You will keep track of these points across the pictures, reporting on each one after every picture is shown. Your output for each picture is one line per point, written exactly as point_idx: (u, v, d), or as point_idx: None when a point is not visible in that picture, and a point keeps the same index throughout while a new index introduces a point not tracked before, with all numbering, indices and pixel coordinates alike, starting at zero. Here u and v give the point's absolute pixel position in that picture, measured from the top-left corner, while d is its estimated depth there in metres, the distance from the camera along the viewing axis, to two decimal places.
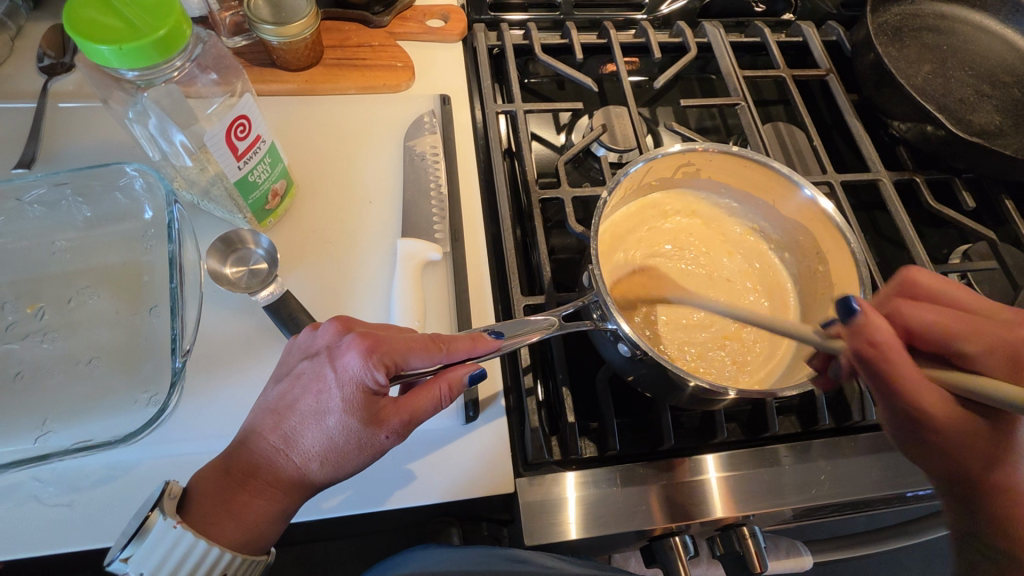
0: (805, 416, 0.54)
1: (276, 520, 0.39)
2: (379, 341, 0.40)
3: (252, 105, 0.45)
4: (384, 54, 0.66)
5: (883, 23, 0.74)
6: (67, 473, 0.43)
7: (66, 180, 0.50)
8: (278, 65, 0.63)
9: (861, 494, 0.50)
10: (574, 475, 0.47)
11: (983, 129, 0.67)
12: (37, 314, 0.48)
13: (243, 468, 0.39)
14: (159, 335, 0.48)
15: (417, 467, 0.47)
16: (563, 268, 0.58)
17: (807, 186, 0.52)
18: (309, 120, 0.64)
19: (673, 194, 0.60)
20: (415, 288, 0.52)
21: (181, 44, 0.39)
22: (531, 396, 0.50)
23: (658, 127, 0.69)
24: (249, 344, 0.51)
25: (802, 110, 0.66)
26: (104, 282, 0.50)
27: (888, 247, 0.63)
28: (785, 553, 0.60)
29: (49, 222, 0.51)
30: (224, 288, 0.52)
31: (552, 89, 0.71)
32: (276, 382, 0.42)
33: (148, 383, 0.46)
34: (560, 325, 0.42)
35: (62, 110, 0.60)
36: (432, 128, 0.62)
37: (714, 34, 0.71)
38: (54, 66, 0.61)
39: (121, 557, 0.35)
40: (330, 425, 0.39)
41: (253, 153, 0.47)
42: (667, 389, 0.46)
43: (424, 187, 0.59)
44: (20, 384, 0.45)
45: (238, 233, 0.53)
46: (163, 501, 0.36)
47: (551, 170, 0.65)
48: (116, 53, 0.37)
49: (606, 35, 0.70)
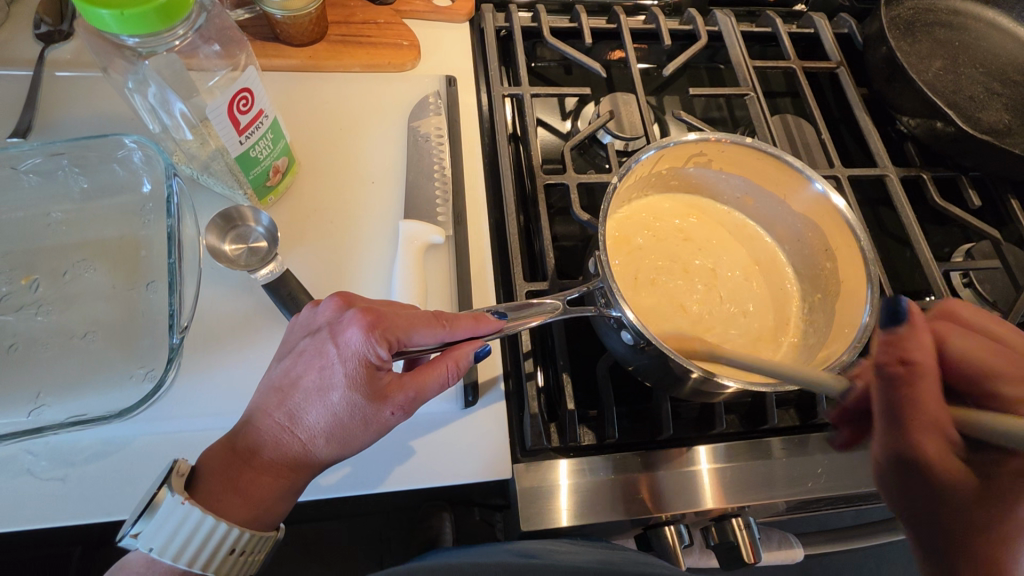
0: (803, 408, 0.54)
1: (283, 496, 0.39)
2: (382, 316, 0.39)
3: (255, 78, 0.44)
4: (389, 32, 0.65)
5: (897, 16, 0.73)
6: (62, 448, 0.43)
7: (63, 150, 0.49)
8: (282, 40, 0.62)
9: (856, 489, 0.50)
10: (568, 463, 0.47)
11: (992, 127, 0.67)
12: (32, 286, 0.47)
13: (246, 446, 0.39)
14: (157, 311, 0.47)
15: (416, 446, 0.47)
16: (566, 255, 0.58)
17: (818, 180, 0.52)
18: (313, 96, 0.63)
19: (702, 185, 0.60)
20: (416, 271, 0.51)
21: (184, 12, 0.38)
22: (531, 380, 0.49)
23: (665, 116, 0.68)
24: (247, 322, 0.50)
25: (810, 102, 0.66)
26: (101, 256, 0.49)
27: (892, 244, 0.63)
28: (777, 545, 0.61)
29: (44, 193, 0.50)
30: (222, 265, 0.51)
31: (560, 74, 0.70)
32: (279, 361, 0.42)
33: (145, 358, 0.45)
34: (564, 310, 0.42)
35: (59, 79, 0.59)
36: (437, 109, 0.61)
37: (725, 22, 0.70)
38: (51, 34, 0.60)
39: (132, 533, 0.36)
40: (334, 400, 0.38)
41: (255, 127, 0.46)
42: (667, 379, 0.45)
43: (428, 169, 0.58)
44: (14, 356, 0.44)
45: (238, 208, 0.52)
46: (171, 478, 0.36)
47: (556, 156, 0.64)
48: (116, 18, 0.36)
49: (616, 20, 0.69)
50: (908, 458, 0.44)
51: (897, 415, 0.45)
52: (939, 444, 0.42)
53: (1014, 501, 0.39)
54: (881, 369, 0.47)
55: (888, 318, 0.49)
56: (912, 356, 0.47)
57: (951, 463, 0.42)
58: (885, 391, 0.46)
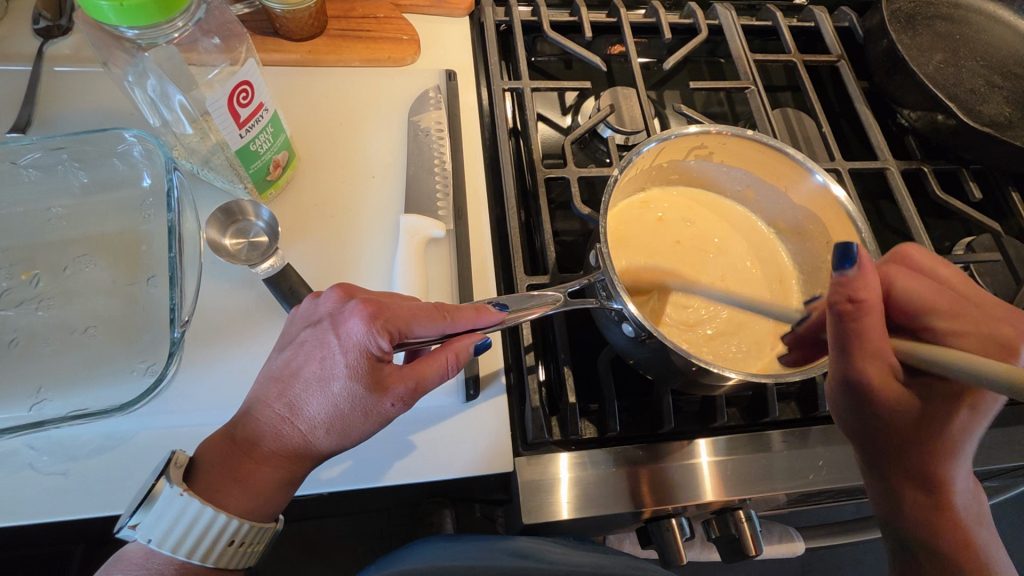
0: (805, 402, 0.54)
1: (284, 488, 0.39)
2: (383, 307, 0.39)
3: (255, 71, 0.44)
4: (390, 27, 0.65)
5: (898, 9, 0.73)
6: (63, 442, 0.43)
7: (63, 144, 0.49)
8: (281, 34, 0.62)
9: (858, 482, 0.50)
10: (570, 456, 0.47)
11: (993, 120, 0.67)
12: (32, 281, 0.47)
13: (247, 437, 0.39)
14: (158, 306, 0.47)
15: (417, 439, 0.47)
16: (566, 250, 0.58)
17: (819, 173, 0.52)
18: (313, 91, 0.62)
19: (702, 178, 0.60)
20: (417, 265, 0.51)
21: (183, 4, 0.38)
22: (532, 374, 0.49)
23: (666, 110, 0.68)
24: (248, 316, 0.50)
25: (811, 95, 0.65)
26: (101, 251, 0.49)
27: (893, 238, 0.63)
28: (778, 538, 0.61)
29: (44, 188, 0.50)
30: (223, 259, 0.51)
31: (560, 69, 0.70)
32: (279, 352, 0.42)
33: (146, 352, 0.45)
34: (565, 302, 0.42)
35: (58, 74, 0.58)
36: (437, 104, 0.61)
37: (726, 16, 0.70)
38: (50, 29, 0.60)
39: (129, 524, 0.36)
40: (335, 391, 0.38)
41: (255, 121, 0.46)
42: (668, 371, 0.45)
43: (428, 163, 0.57)
44: (15, 350, 0.44)
45: (239, 203, 0.52)
46: (168, 469, 0.36)
47: (557, 150, 0.64)
48: (115, 10, 0.36)
49: (617, 14, 0.69)
50: (861, 385, 0.38)
51: (845, 339, 0.38)
52: (881, 361, 0.38)
53: (945, 457, 0.39)
54: (832, 308, 0.38)
55: (841, 260, 0.37)
56: (861, 300, 0.37)
57: (895, 386, 0.38)
58: (838, 329, 0.38)
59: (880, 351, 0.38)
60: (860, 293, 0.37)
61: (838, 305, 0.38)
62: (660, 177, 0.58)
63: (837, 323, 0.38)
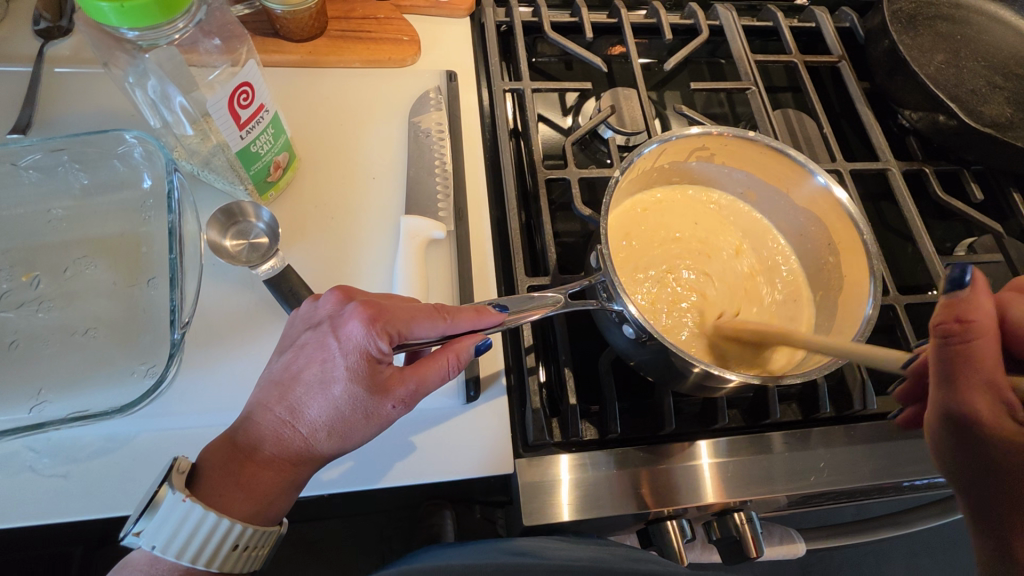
0: (805, 403, 0.54)
1: (286, 490, 0.39)
2: (383, 309, 0.39)
3: (256, 72, 0.44)
4: (390, 28, 0.65)
5: (899, 10, 0.73)
6: (63, 444, 0.43)
7: (63, 146, 0.49)
8: (282, 35, 0.62)
9: (859, 484, 0.50)
10: (571, 458, 0.47)
11: (994, 121, 0.66)
12: (32, 282, 0.47)
13: (247, 441, 0.39)
14: (158, 308, 0.47)
15: (418, 441, 0.47)
16: (567, 251, 0.58)
17: (821, 174, 0.52)
18: (313, 91, 0.62)
19: (703, 179, 0.60)
20: (418, 266, 0.51)
21: (183, 5, 0.38)
22: (533, 375, 0.49)
23: (667, 111, 0.68)
24: (249, 318, 0.50)
25: (812, 96, 0.65)
26: (102, 253, 0.49)
27: (893, 239, 0.63)
28: (779, 540, 0.61)
29: (45, 189, 0.50)
30: (224, 260, 0.51)
31: (561, 69, 0.70)
32: (280, 355, 0.41)
33: (146, 354, 0.45)
34: (566, 303, 0.41)
35: (58, 75, 0.58)
36: (438, 105, 0.61)
37: (726, 16, 0.70)
38: (50, 30, 0.60)
39: (134, 531, 0.36)
40: (336, 394, 0.38)
41: (256, 122, 0.46)
42: (669, 373, 0.45)
43: (428, 164, 0.57)
44: (15, 352, 0.44)
45: (239, 204, 0.52)
46: (172, 476, 0.36)
47: (558, 151, 0.64)
48: (115, 11, 0.36)
49: (617, 15, 0.69)
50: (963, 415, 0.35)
51: (944, 369, 0.35)
52: (988, 394, 0.35)
53: None
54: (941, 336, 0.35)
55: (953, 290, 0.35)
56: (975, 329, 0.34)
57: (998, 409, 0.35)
58: (941, 356, 0.35)
59: (991, 380, 0.34)
60: (976, 321, 0.34)
61: (945, 329, 0.35)
62: (663, 176, 0.58)
63: (941, 347, 0.35)
